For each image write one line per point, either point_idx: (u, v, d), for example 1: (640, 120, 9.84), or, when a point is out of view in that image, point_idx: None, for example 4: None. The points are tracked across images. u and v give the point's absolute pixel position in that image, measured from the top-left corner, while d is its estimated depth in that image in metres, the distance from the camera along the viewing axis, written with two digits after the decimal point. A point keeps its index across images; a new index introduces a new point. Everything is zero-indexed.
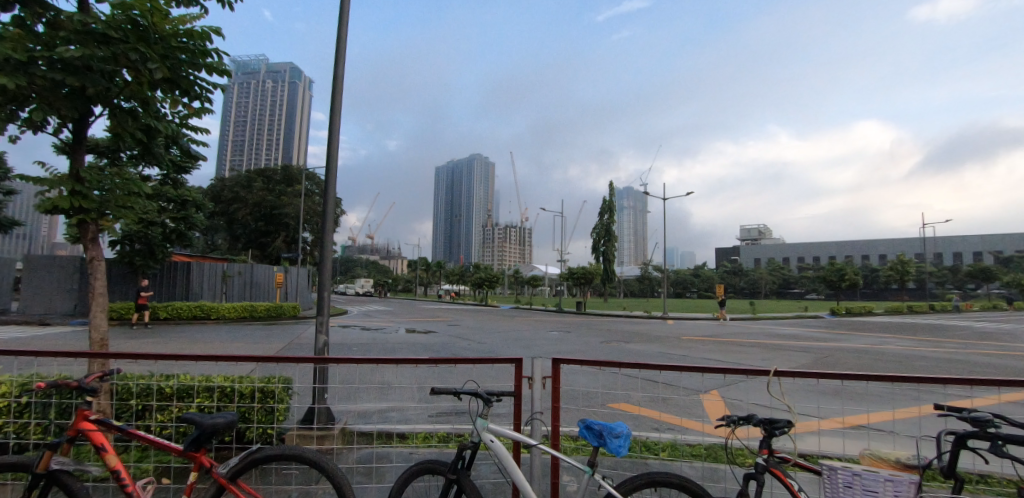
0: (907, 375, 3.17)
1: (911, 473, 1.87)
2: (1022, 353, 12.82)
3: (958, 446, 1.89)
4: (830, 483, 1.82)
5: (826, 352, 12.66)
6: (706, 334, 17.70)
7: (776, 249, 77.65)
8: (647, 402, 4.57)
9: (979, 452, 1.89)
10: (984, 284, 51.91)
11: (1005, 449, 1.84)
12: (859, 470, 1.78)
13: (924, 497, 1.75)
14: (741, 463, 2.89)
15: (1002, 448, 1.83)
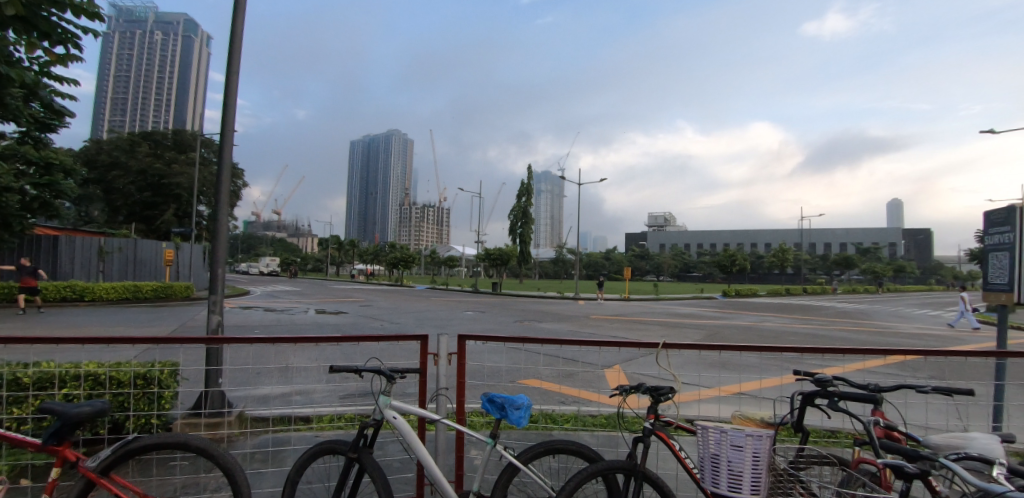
0: (776, 346, 3.58)
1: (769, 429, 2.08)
2: (868, 328, 15.09)
3: (805, 403, 2.15)
4: (702, 440, 1.96)
5: (715, 328, 14.03)
6: (613, 313, 18.79)
7: (679, 235, 83.67)
8: (553, 376, 4.77)
9: (822, 409, 2.16)
10: (845, 271, 59.87)
11: (840, 404, 2.11)
12: (726, 428, 1.93)
13: (776, 447, 1.95)
14: (632, 430, 3.10)
15: (838, 403, 2.09)
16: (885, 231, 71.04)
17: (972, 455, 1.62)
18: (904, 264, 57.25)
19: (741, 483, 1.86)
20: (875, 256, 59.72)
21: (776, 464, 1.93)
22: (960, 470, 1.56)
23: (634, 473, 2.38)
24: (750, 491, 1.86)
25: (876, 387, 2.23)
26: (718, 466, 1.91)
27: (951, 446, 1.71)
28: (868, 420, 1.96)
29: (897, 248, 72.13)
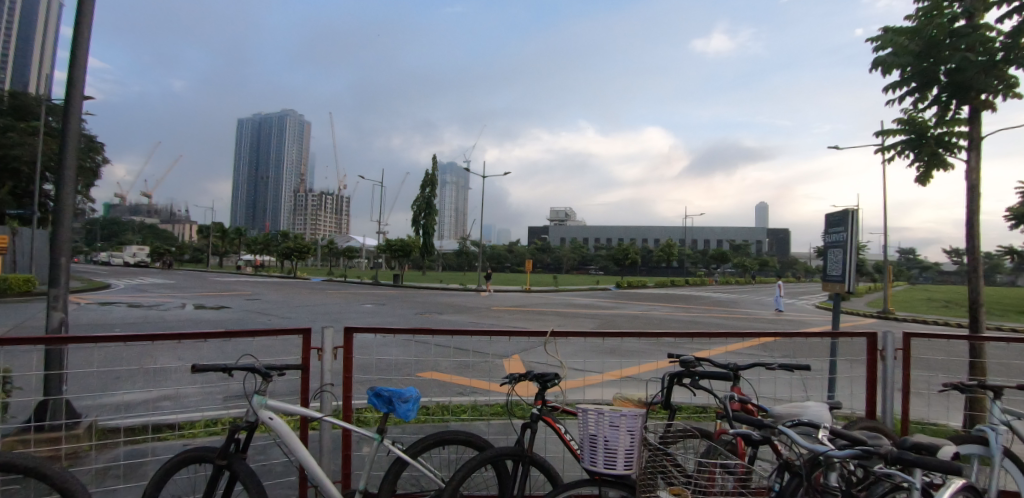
0: (657, 332, 3.87)
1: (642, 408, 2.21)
2: (735, 315, 17.01)
3: (672, 383, 2.32)
4: (582, 422, 2.03)
5: (608, 317, 14.95)
6: (515, 304, 19.25)
7: (578, 230, 87.68)
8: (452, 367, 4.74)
9: (687, 387, 2.34)
10: (719, 265, 66.88)
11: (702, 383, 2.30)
12: (606, 409, 2.02)
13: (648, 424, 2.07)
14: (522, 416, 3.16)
15: (700, 382, 2.28)
16: (752, 229, 80.36)
17: (804, 421, 1.85)
18: (765, 259, 65.27)
19: (616, 460, 1.97)
20: (744, 251, 67.39)
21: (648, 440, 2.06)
22: (793, 434, 1.76)
23: (522, 458, 2.41)
24: (624, 468, 1.97)
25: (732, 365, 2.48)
26: (596, 447, 2.00)
27: (791, 415, 1.94)
28: (725, 395, 2.16)
29: (761, 245, 82.08)
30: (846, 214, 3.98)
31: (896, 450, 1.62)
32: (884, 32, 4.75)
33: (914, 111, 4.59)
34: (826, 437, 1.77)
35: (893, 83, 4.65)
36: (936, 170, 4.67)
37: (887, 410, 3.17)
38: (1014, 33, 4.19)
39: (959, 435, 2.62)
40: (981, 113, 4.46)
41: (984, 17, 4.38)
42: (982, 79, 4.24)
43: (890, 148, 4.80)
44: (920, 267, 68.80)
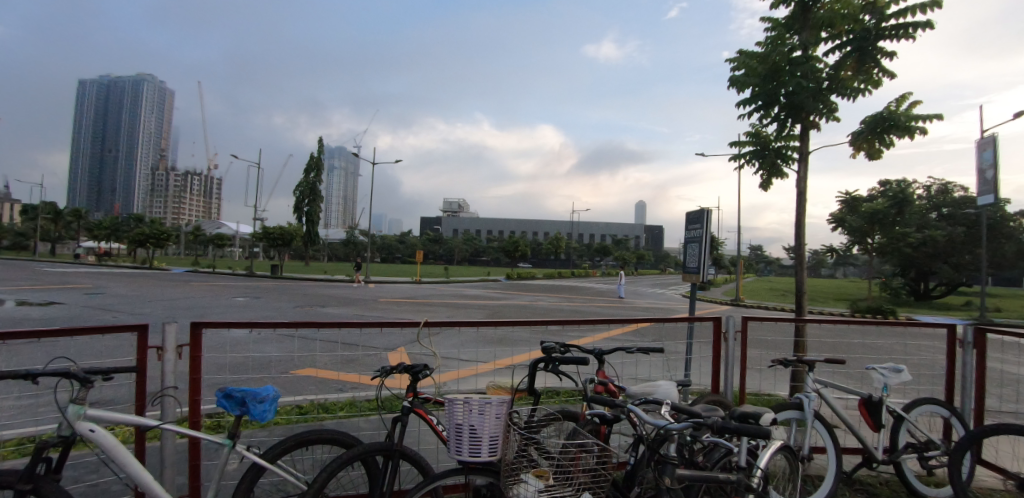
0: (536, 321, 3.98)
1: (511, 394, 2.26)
2: (613, 304, 18.31)
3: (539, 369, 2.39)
4: (449, 414, 2.01)
5: (497, 308, 15.23)
6: (404, 296, 18.78)
7: (472, 222, 87.96)
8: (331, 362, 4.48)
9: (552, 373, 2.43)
10: (602, 258, 71.46)
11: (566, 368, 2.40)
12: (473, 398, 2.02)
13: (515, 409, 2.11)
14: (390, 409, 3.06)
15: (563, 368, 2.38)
16: (631, 225, 86.98)
17: (650, 398, 2.01)
18: (642, 253, 71.12)
19: (482, 447, 1.98)
20: (624, 245, 72.75)
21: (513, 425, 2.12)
22: (639, 411, 1.91)
23: (392, 453, 2.36)
24: (489, 453, 1.99)
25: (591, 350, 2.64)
26: (462, 436, 1.99)
27: (641, 395, 2.11)
28: (587, 379, 2.28)
29: (639, 240, 89.28)
30: (703, 212, 4.42)
31: (721, 420, 1.83)
32: (740, 54, 5.37)
33: (759, 126, 5.24)
34: (668, 412, 1.95)
35: (745, 100, 5.26)
36: (774, 178, 5.39)
37: (728, 384, 3.59)
38: (836, 66, 4.97)
39: (782, 403, 3.04)
40: (809, 132, 5.23)
41: (814, 50, 5.14)
42: (811, 102, 4.97)
43: (740, 157, 5.43)
44: (765, 262, 79.83)
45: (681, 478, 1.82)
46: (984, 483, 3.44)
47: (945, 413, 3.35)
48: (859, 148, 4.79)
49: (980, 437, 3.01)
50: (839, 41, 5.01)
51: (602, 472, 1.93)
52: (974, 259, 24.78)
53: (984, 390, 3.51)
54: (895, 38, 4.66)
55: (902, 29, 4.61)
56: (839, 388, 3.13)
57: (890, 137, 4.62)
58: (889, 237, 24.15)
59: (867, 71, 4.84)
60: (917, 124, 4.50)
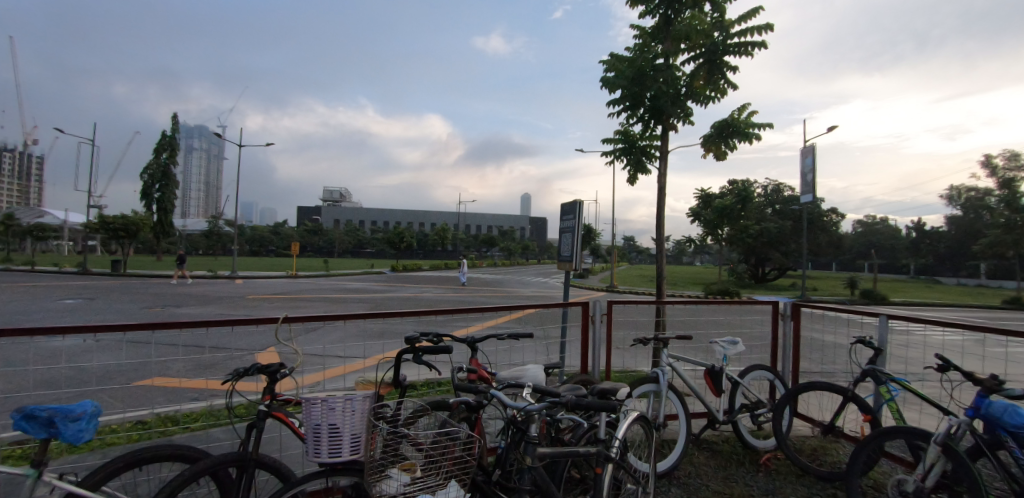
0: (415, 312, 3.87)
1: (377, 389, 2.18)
2: (497, 294, 18.72)
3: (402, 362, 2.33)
4: (304, 416, 1.92)
5: (379, 301, 14.71)
6: (276, 292, 17.30)
7: (355, 212, 83.66)
8: (188, 370, 4.00)
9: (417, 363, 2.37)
10: (489, 249, 72.53)
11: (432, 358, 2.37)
12: (329, 396, 1.96)
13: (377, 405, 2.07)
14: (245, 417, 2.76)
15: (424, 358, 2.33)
16: (517, 217, 89.54)
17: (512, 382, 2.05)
18: (527, 244, 73.49)
19: (343, 446, 1.93)
20: (510, 236, 74.68)
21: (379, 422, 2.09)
22: (502, 395, 1.95)
23: (247, 462, 2.16)
24: (351, 452, 1.94)
25: (462, 340, 2.66)
26: (320, 435, 1.92)
27: (507, 381, 2.16)
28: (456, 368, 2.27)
29: (524, 231, 92.12)
30: (576, 204, 4.66)
31: (574, 398, 1.95)
32: (611, 57, 5.74)
33: (627, 125, 5.65)
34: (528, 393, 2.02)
35: (615, 100, 5.65)
36: (639, 174, 5.86)
37: (595, 364, 3.85)
38: (692, 75, 5.52)
39: (641, 378, 3.33)
40: (668, 133, 5.76)
41: (675, 59, 5.67)
42: (671, 107, 5.47)
43: (610, 153, 5.81)
44: (635, 251, 87.23)
45: (541, 457, 1.90)
46: (798, 431, 4.12)
47: (770, 376, 3.93)
48: (710, 150, 5.39)
49: (794, 394, 3.58)
50: (694, 54, 5.58)
51: (469, 458, 1.97)
52: (797, 246, 29.57)
53: (798, 355, 4.18)
54: (738, 54, 5.31)
55: (744, 48, 5.28)
56: (689, 362, 3.51)
57: (733, 141, 5.28)
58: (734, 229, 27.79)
59: (716, 82, 5.46)
60: (754, 131, 5.19)
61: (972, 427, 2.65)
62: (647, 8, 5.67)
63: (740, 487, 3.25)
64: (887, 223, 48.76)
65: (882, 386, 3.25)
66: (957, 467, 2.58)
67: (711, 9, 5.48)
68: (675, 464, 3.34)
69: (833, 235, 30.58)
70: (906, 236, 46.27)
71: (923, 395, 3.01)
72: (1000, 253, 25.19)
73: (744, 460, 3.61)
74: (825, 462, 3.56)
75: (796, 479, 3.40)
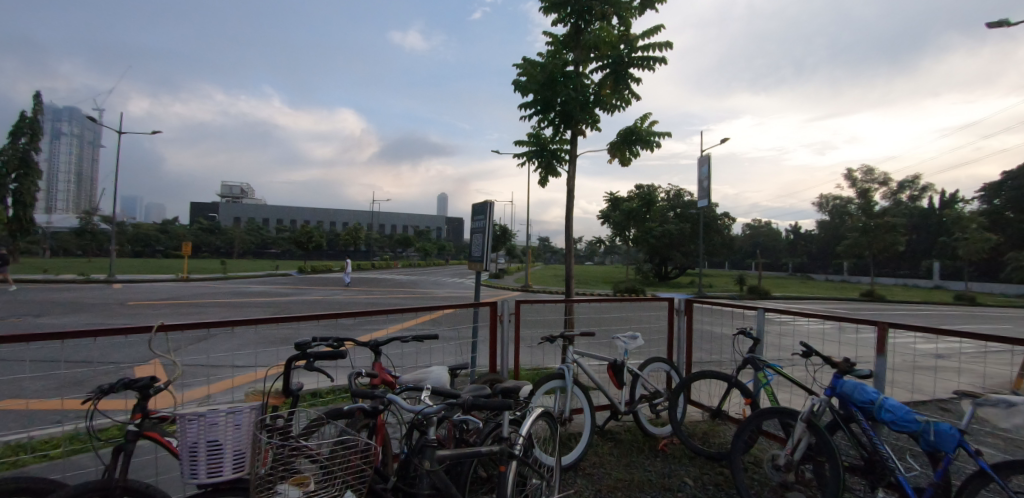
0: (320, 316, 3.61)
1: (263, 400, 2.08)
2: (412, 296, 18.32)
3: (292, 370, 2.23)
4: (180, 437, 1.82)
5: (284, 305, 13.77)
6: (161, 296, 15.54)
7: (258, 209, 77.64)
8: (46, 389, 3.49)
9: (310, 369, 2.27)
10: (404, 250, 70.75)
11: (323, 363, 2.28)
12: (208, 410, 1.87)
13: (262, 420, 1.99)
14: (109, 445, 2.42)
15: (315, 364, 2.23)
16: (434, 218, 88.36)
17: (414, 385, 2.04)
18: (444, 244, 72.77)
19: (223, 465, 1.85)
20: (426, 237, 73.51)
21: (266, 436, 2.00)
22: (399, 399, 1.94)
23: (114, 491, 1.92)
24: (234, 471, 1.87)
25: (365, 343, 2.59)
26: (198, 454, 1.83)
27: (407, 383, 2.13)
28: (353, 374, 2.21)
29: (440, 232, 91.00)
30: (487, 204, 4.69)
31: (472, 398, 1.99)
32: (524, 61, 5.85)
33: (538, 128, 5.78)
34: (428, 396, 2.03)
35: (526, 103, 5.76)
36: (550, 177, 6.03)
37: (505, 362, 3.89)
38: (599, 83, 5.78)
39: (548, 375, 3.42)
40: (577, 138, 5.99)
41: (584, 67, 5.92)
42: (579, 113, 5.69)
43: (522, 155, 5.92)
44: (550, 252, 89.67)
45: (441, 459, 1.88)
46: (690, 416, 4.47)
47: (666, 368, 4.22)
48: (615, 155, 5.67)
49: (688, 382, 3.87)
50: (602, 64, 5.85)
51: (366, 465, 1.92)
52: (695, 248, 32.14)
53: (690, 345, 4.54)
54: (641, 67, 5.66)
55: (647, 61, 5.63)
56: (593, 357, 3.65)
57: (637, 148, 5.61)
58: (641, 231, 29.56)
59: (621, 92, 5.77)
60: (655, 139, 5.55)
61: (830, 404, 3.03)
62: (559, 16, 5.86)
63: (638, 473, 3.45)
64: (770, 226, 54.53)
65: (759, 372, 3.59)
66: (819, 439, 2.94)
67: (617, 22, 5.78)
68: (580, 457, 3.46)
69: (725, 236, 33.64)
70: (784, 238, 51.98)
71: (792, 379, 3.38)
72: (856, 253, 29.24)
73: (644, 448, 3.84)
74: (713, 443, 3.88)
75: (688, 461, 3.68)
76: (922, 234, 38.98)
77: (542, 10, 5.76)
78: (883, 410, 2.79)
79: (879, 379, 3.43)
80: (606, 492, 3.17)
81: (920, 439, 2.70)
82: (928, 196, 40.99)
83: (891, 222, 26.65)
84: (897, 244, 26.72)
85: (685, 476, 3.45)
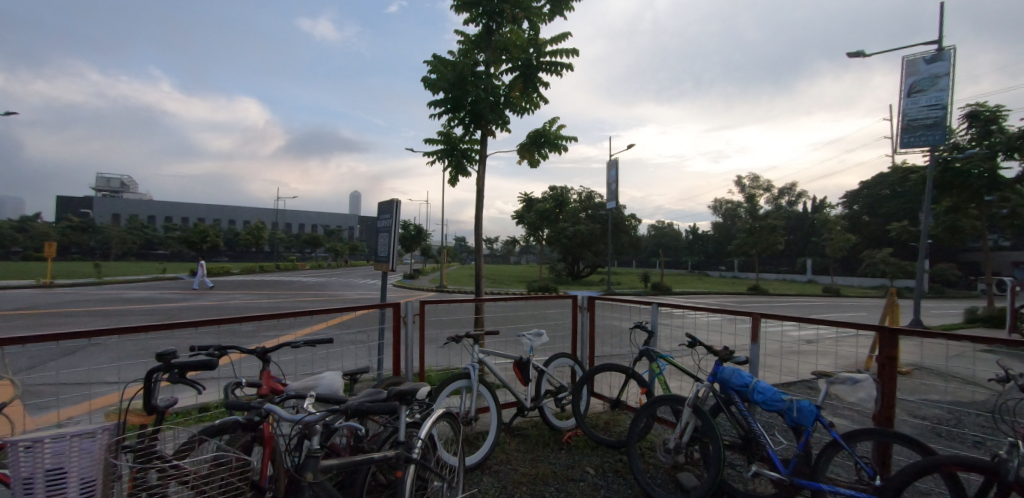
0: (209, 322, 3.28)
1: (120, 422, 1.93)
2: (320, 298, 17.36)
3: (155, 385, 2.08)
4: (11, 472, 1.67)
5: (173, 311, 12.43)
6: (14, 305, 13.32)
7: (140, 205, 69.27)
8: None
9: (179, 381, 2.11)
10: (314, 250, 66.87)
11: (187, 376, 2.14)
12: (50, 437, 1.73)
13: (121, 442, 1.89)
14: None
15: (179, 375, 2.09)
16: (346, 217, 84.57)
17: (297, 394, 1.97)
18: (357, 244, 69.87)
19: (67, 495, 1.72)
20: (337, 236, 70.03)
21: (124, 461, 1.90)
22: (276, 410, 1.87)
23: None
24: None
25: (251, 351, 2.43)
26: (34, 485, 1.69)
27: (291, 392, 2.04)
28: (227, 387, 2.11)
29: (353, 231, 87.12)
30: (393, 203, 4.56)
31: (357, 403, 1.95)
32: (435, 59, 5.76)
33: (448, 127, 5.74)
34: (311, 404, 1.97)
35: (436, 102, 5.69)
36: (460, 176, 6.00)
37: (409, 366, 3.84)
38: (509, 85, 5.85)
39: (454, 375, 3.41)
40: (487, 139, 6.01)
41: (495, 69, 5.96)
42: (489, 113, 5.73)
43: (432, 154, 5.83)
44: (467, 252, 89.35)
45: (326, 469, 1.84)
46: (594, 408, 4.67)
47: (570, 363, 4.37)
48: (525, 157, 5.78)
49: (590, 375, 4.05)
50: (512, 66, 5.93)
51: (243, 481, 1.85)
52: (604, 247, 33.73)
53: (592, 341, 4.76)
54: (549, 72, 5.82)
55: (555, 66, 5.80)
56: (498, 355, 3.69)
57: (545, 151, 5.76)
58: (554, 231, 30.40)
59: (530, 94, 5.89)
60: (562, 143, 5.74)
61: (712, 389, 3.32)
62: (470, 16, 5.86)
63: (544, 466, 3.54)
64: (672, 227, 58.60)
65: (653, 362, 3.83)
66: (703, 422, 3.18)
67: (527, 25, 5.87)
68: (485, 455, 3.47)
69: (632, 237, 35.66)
70: (685, 238, 56.12)
71: (681, 368, 3.65)
72: (744, 252, 32.41)
73: (549, 441, 3.95)
74: (614, 432, 4.09)
75: (591, 451, 3.84)
76: (798, 235, 44.00)
77: (454, 8, 5.72)
78: (756, 392, 3.11)
79: (753, 364, 3.82)
80: (511, 489, 3.21)
81: (783, 416, 3.04)
82: (802, 201, 46.46)
83: (772, 224, 29.90)
84: (778, 243, 30.02)
85: (587, 466, 3.60)
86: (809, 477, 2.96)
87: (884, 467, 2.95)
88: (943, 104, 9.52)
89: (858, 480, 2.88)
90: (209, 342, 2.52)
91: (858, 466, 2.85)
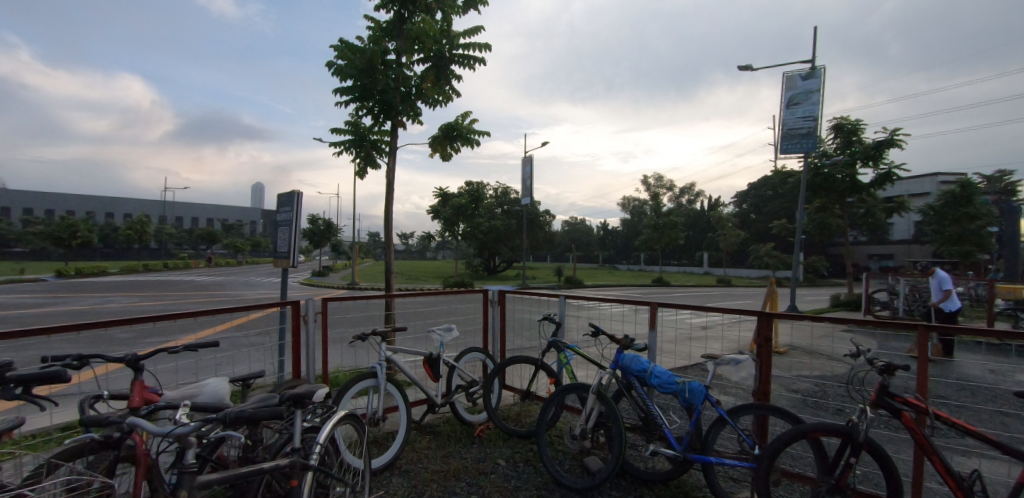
0: (73, 327, 2.84)
1: None
2: (217, 298, 15.91)
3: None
4: None
5: (32, 318, 10.73)
6: None
7: None
8: None
9: (20, 398, 1.83)
10: (209, 246, 60.86)
11: (30, 393, 1.86)
12: None
13: None
14: None
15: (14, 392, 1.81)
16: (246, 210, 77.94)
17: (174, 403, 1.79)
18: (259, 239, 64.72)
19: None
20: (237, 232, 64.45)
21: None
22: (143, 424, 1.66)
23: None
24: None
25: (119, 360, 2.15)
26: None
27: (164, 402, 1.84)
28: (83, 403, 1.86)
29: (256, 226, 80.56)
30: (294, 195, 4.27)
31: (243, 410, 1.81)
32: (341, 43, 5.45)
33: (356, 117, 5.48)
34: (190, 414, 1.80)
35: (343, 89, 5.41)
36: (369, 169, 5.76)
37: (310, 370, 3.62)
38: (421, 76, 5.72)
39: (360, 375, 3.28)
40: (397, 130, 5.83)
41: (407, 58, 5.80)
42: (399, 104, 5.56)
43: (339, 144, 5.54)
44: (380, 248, 86.54)
45: (205, 484, 1.69)
46: (505, 401, 4.73)
47: (482, 357, 4.39)
48: (437, 150, 5.69)
49: (502, 367, 4.10)
50: (424, 57, 5.78)
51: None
52: (520, 242, 34.23)
53: (502, 334, 4.80)
54: (461, 65, 5.77)
55: (467, 60, 5.77)
56: (407, 352, 3.59)
57: (457, 145, 5.71)
58: (470, 225, 30.26)
59: (442, 87, 5.79)
60: (475, 137, 5.72)
61: (615, 375, 3.48)
62: (381, 2, 5.62)
63: (455, 461, 3.53)
64: (584, 223, 60.94)
65: (561, 352, 3.95)
66: (606, 408, 3.34)
67: (440, 16, 5.76)
68: (394, 456, 3.38)
69: (547, 232, 36.57)
70: (596, 233, 58.61)
71: (587, 357, 3.79)
72: (649, 247, 34.48)
73: (461, 436, 3.95)
74: (524, 423, 4.18)
75: (503, 442, 3.89)
76: (696, 231, 47.72)
77: None
78: (653, 376, 3.33)
79: (651, 350, 4.09)
80: (421, 487, 3.16)
81: (679, 397, 3.27)
82: (700, 200, 50.53)
83: (673, 220, 32.12)
84: (678, 239, 32.26)
85: (498, 458, 3.64)
86: (700, 451, 3.22)
87: (763, 437, 3.28)
88: (815, 116, 10.80)
89: (740, 450, 3.19)
90: (64, 353, 2.20)
91: (741, 439, 3.16)
